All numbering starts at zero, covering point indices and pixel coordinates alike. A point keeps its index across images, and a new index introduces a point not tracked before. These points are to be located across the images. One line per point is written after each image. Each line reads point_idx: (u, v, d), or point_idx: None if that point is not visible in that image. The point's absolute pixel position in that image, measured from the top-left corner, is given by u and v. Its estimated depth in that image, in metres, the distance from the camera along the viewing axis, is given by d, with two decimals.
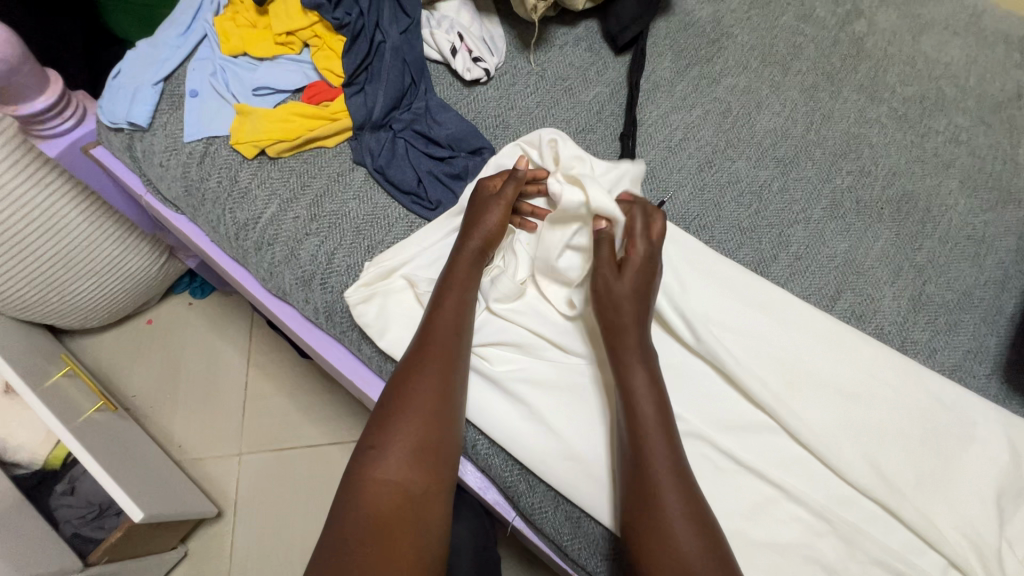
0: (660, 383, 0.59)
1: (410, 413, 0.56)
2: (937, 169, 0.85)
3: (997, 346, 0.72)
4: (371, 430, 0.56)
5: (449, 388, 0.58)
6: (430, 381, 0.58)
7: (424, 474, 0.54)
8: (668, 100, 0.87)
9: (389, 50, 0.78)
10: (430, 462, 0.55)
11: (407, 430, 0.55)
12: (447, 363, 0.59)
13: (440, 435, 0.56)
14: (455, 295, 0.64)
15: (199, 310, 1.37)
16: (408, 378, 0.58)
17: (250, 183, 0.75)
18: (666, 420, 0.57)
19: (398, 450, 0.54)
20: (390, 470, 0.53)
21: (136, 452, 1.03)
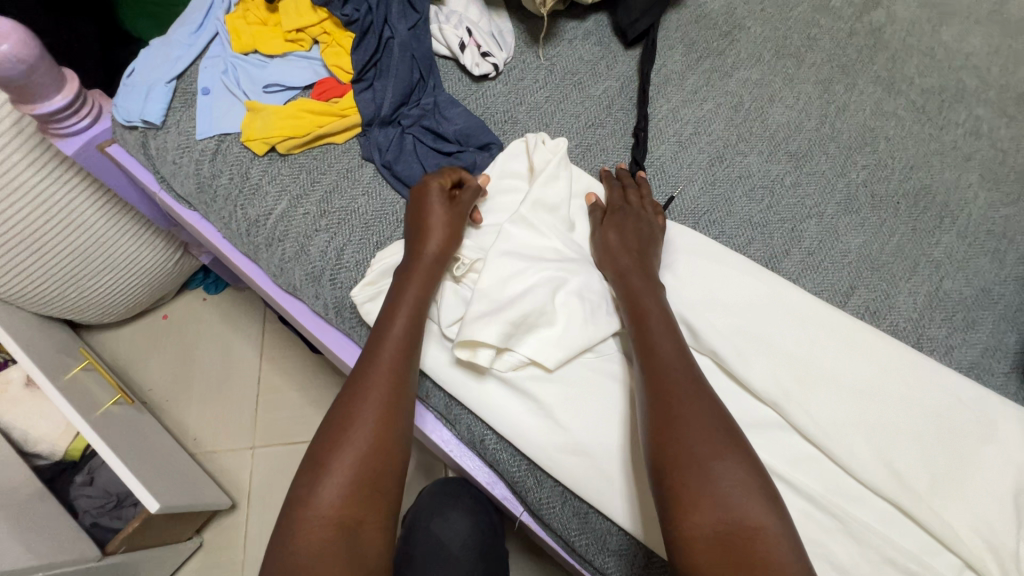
0: (679, 338, 0.60)
1: (347, 440, 0.55)
2: (956, 162, 0.83)
3: (1017, 343, 0.71)
4: (308, 463, 0.55)
5: (389, 411, 0.57)
6: (369, 405, 0.56)
7: (360, 503, 0.53)
8: (679, 93, 0.86)
9: (397, 46, 0.78)
10: (367, 491, 0.53)
11: (344, 459, 0.54)
12: (388, 385, 0.58)
13: (377, 462, 0.55)
14: (409, 304, 0.62)
15: (213, 305, 1.39)
16: (349, 403, 0.57)
17: (261, 180, 0.75)
18: (677, 340, 0.60)
19: (336, 481, 0.53)
20: (324, 501, 0.52)
21: (153, 445, 1.06)
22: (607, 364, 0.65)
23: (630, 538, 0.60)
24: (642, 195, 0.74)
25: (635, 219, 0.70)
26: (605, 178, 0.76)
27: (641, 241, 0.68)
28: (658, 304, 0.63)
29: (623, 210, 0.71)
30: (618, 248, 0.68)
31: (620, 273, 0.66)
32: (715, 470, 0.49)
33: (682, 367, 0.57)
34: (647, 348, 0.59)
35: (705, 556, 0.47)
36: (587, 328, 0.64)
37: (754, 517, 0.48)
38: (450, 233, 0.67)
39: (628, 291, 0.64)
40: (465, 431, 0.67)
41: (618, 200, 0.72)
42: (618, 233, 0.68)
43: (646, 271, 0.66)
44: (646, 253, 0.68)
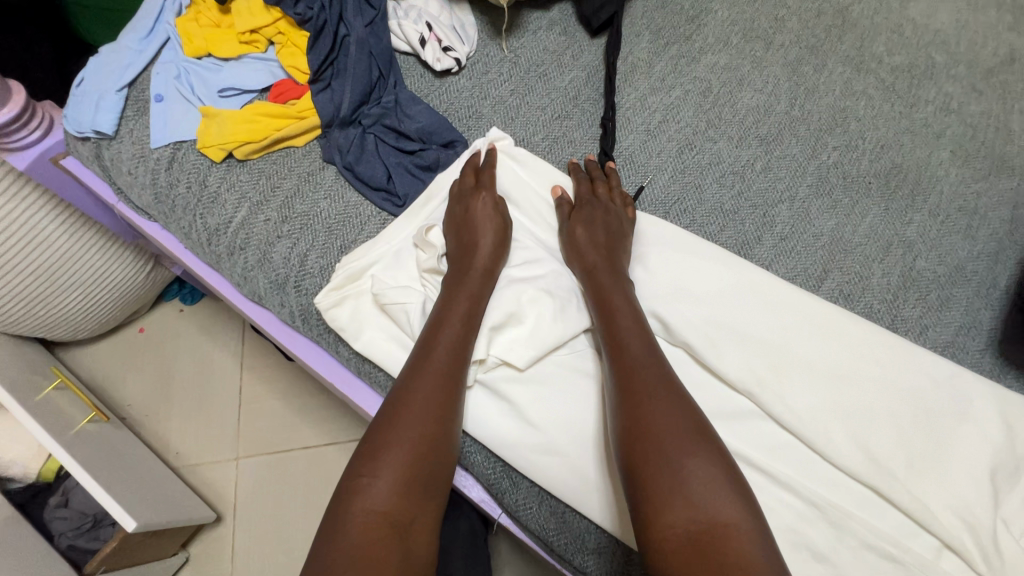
0: (649, 334, 0.59)
1: (402, 437, 0.52)
2: (927, 140, 0.82)
3: (991, 320, 0.70)
4: (360, 459, 0.52)
5: (445, 413, 0.55)
6: (427, 404, 0.54)
7: (414, 506, 0.50)
8: (646, 81, 0.84)
9: (354, 44, 0.76)
10: (422, 493, 0.51)
11: (401, 455, 0.51)
12: (446, 387, 0.56)
13: (433, 464, 0.52)
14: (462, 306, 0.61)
15: (189, 316, 1.36)
16: (403, 399, 0.54)
17: (219, 188, 0.73)
18: (650, 338, 0.59)
19: (391, 478, 0.50)
20: (379, 497, 0.49)
21: (131, 463, 1.04)
22: (578, 360, 0.64)
23: (610, 536, 0.60)
24: (610, 187, 0.72)
25: (604, 211, 0.68)
26: (572, 170, 0.74)
27: (609, 232, 0.67)
28: (626, 298, 0.62)
29: (590, 201, 0.70)
30: (586, 240, 0.66)
31: (590, 269, 0.65)
32: (684, 464, 0.49)
33: (653, 364, 0.56)
34: (616, 345, 0.58)
35: (676, 559, 0.45)
36: (556, 325, 0.63)
37: (726, 513, 0.47)
38: (500, 238, 0.66)
39: (596, 288, 0.63)
40: None
41: (586, 193, 0.71)
42: (585, 225, 0.67)
43: (618, 277, 0.64)
44: (614, 243, 0.67)
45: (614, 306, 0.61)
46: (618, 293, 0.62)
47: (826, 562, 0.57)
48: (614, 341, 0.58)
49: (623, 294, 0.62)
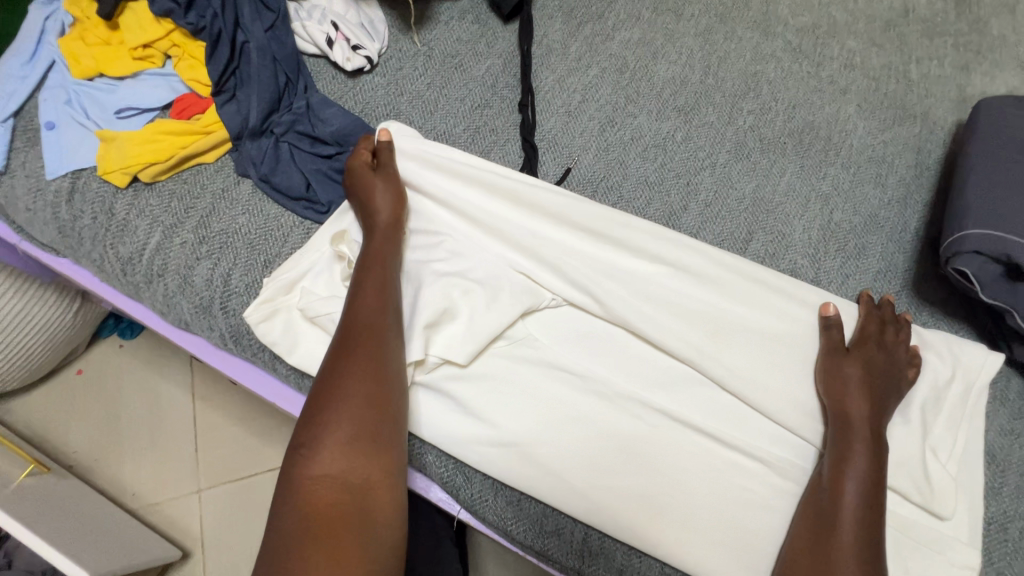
0: (879, 439, 0.58)
1: (338, 404, 0.51)
2: (834, 96, 0.86)
3: (906, 262, 0.74)
4: (302, 430, 0.51)
5: (380, 372, 0.54)
6: (360, 366, 0.53)
7: (365, 465, 0.50)
8: (563, 63, 0.84)
9: (255, 50, 0.72)
10: (371, 451, 0.50)
11: (341, 420, 0.51)
12: (373, 344, 0.55)
13: (378, 422, 0.52)
14: (376, 272, 0.60)
15: (130, 351, 1.30)
16: (333, 366, 0.54)
17: (129, 215, 0.69)
18: (876, 502, 0.55)
19: (333, 442, 0.50)
20: (325, 463, 0.49)
21: (79, 514, 0.99)
22: (515, 349, 0.65)
23: (566, 517, 0.60)
24: (901, 336, 0.65)
25: (888, 358, 0.63)
26: (864, 303, 0.66)
27: (885, 391, 0.61)
28: (874, 461, 0.57)
29: (881, 351, 0.63)
30: (856, 389, 0.60)
31: (844, 422, 0.59)
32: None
33: (863, 535, 0.53)
34: (834, 506, 0.55)
35: None
36: (492, 314, 0.63)
37: None
38: (397, 198, 0.66)
39: (841, 438, 0.58)
40: None
41: (874, 333, 0.64)
42: (865, 373, 0.61)
43: (879, 452, 0.57)
44: (887, 401, 0.61)
45: (852, 399, 0.60)
46: (859, 391, 0.60)
47: (774, 512, 0.59)
48: (840, 431, 0.59)
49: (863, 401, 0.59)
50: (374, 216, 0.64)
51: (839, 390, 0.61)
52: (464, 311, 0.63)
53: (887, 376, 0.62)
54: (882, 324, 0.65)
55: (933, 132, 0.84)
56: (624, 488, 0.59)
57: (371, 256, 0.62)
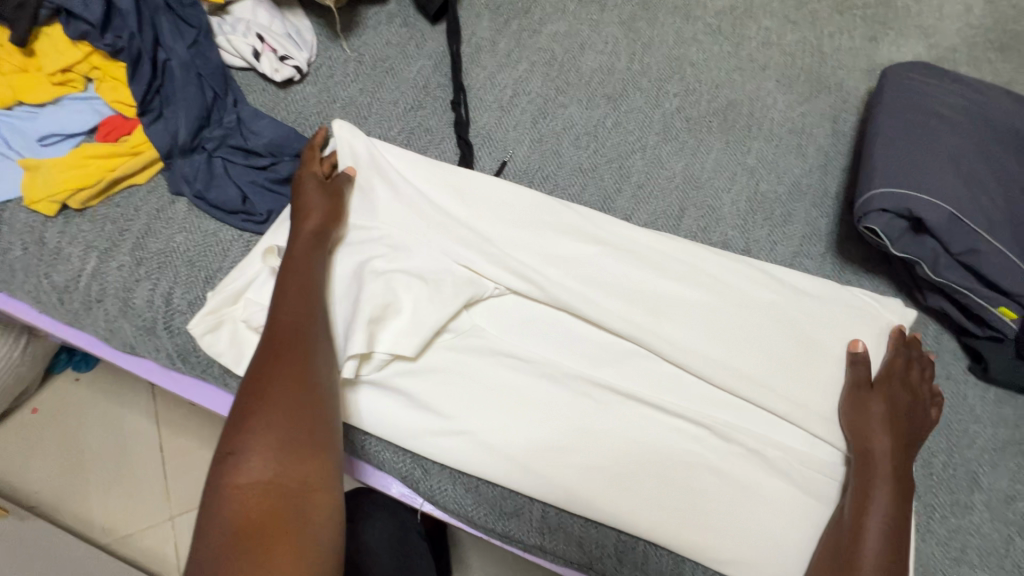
0: (907, 480, 0.60)
1: (265, 411, 0.51)
2: (754, 73, 0.90)
3: (828, 225, 0.78)
4: (228, 440, 0.51)
5: (307, 377, 0.55)
6: (286, 372, 0.54)
7: (299, 467, 0.50)
8: (492, 60, 0.86)
9: (178, 68, 0.72)
10: (304, 453, 0.51)
11: (269, 426, 0.51)
12: (299, 348, 0.56)
13: (309, 425, 0.52)
14: (302, 280, 0.61)
15: (88, 384, 1.27)
16: (257, 374, 0.54)
17: (61, 242, 0.68)
18: (901, 537, 0.57)
19: (261, 447, 0.50)
20: (253, 469, 0.49)
21: (43, 556, 0.96)
22: (461, 339, 0.67)
23: (523, 497, 0.62)
24: (926, 376, 0.67)
25: (912, 397, 0.65)
26: (894, 337, 0.69)
27: (910, 429, 0.63)
28: (898, 493, 0.59)
29: (906, 388, 0.65)
30: (882, 424, 0.62)
31: (866, 457, 0.61)
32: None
33: (892, 571, 0.55)
34: (856, 539, 0.57)
35: None
36: (435, 307, 0.65)
37: None
38: (328, 206, 0.67)
39: (864, 470, 0.60)
40: (346, 441, 0.65)
41: (900, 368, 0.66)
42: (890, 408, 0.63)
43: (903, 490, 0.59)
44: (912, 440, 0.62)
45: (876, 436, 0.62)
46: (884, 429, 0.62)
47: (719, 471, 0.62)
48: (863, 464, 0.61)
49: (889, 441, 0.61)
50: (301, 223, 0.65)
51: (863, 424, 0.63)
52: (408, 306, 0.65)
53: (914, 416, 0.64)
54: (909, 360, 0.67)
55: (847, 102, 0.88)
56: (576, 464, 0.61)
57: (295, 265, 0.62)
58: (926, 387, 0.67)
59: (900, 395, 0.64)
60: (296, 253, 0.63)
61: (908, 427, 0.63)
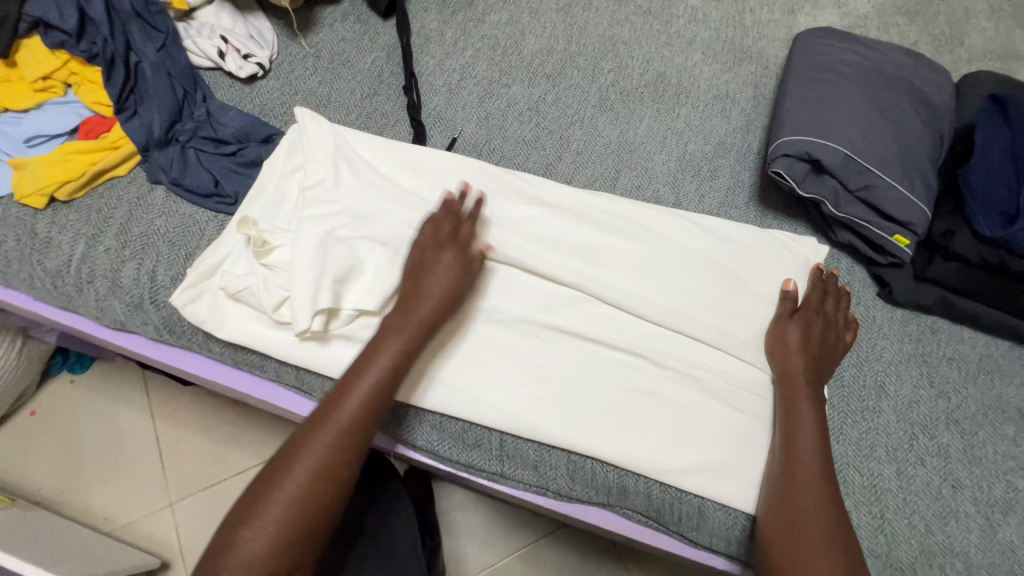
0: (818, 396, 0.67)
1: (296, 477, 0.58)
2: (682, 47, 0.98)
3: (751, 177, 0.87)
4: (253, 500, 0.57)
5: (346, 459, 0.60)
6: (329, 448, 0.59)
7: (299, 548, 0.56)
8: (441, 48, 0.94)
9: (149, 69, 0.79)
10: (308, 533, 0.57)
11: (290, 501, 0.56)
12: (355, 424, 0.61)
13: (321, 506, 0.58)
14: (393, 347, 0.65)
15: (83, 384, 1.33)
16: (307, 440, 0.60)
17: (51, 232, 0.75)
18: (824, 442, 0.64)
19: (276, 520, 0.56)
20: (263, 542, 0.55)
21: (49, 538, 1.02)
22: None
23: (482, 429, 0.70)
24: (840, 305, 0.74)
25: (825, 323, 0.72)
26: (813, 274, 0.75)
27: (822, 351, 0.70)
28: (814, 408, 0.66)
29: (820, 317, 0.72)
30: (797, 349, 0.69)
31: (787, 379, 0.69)
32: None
33: (824, 472, 0.62)
34: (789, 454, 0.64)
35: None
36: (394, 267, 0.71)
37: None
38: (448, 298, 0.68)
39: (788, 398, 0.67)
40: (321, 393, 0.73)
41: (815, 300, 0.73)
42: (803, 336, 0.70)
43: (817, 403, 0.67)
44: (822, 362, 0.70)
45: (791, 361, 0.69)
46: (796, 352, 0.69)
47: (656, 395, 0.70)
48: (784, 386, 0.68)
49: (802, 361, 0.69)
50: (418, 300, 0.67)
51: (777, 354, 0.71)
52: (370, 269, 0.71)
53: (826, 342, 0.71)
54: (823, 293, 0.75)
55: (766, 68, 0.97)
56: (528, 395, 0.69)
57: (398, 329, 0.65)
58: (841, 314, 0.74)
59: (814, 321, 0.71)
60: (394, 323, 0.66)
61: (823, 351, 0.70)
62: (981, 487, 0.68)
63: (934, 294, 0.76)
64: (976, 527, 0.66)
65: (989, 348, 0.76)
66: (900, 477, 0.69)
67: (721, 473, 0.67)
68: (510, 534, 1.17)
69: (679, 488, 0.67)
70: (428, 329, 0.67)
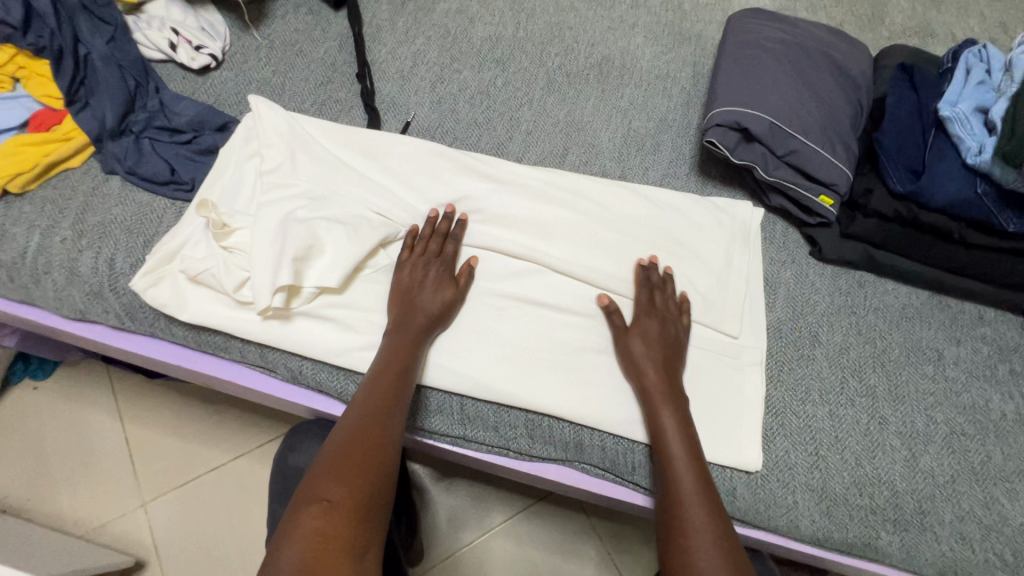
0: (680, 404, 0.67)
1: (348, 466, 0.58)
2: (624, 31, 1.03)
3: (691, 151, 0.92)
4: (307, 494, 0.56)
5: (386, 449, 0.62)
6: (364, 437, 0.61)
7: (363, 539, 0.55)
8: (392, 37, 0.97)
9: (99, 60, 0.80)
10: (369, 524, 0.56)
11: (341, 487, 0.56)
12: (384, 417, 0.63)
13: (377, 497, 0.58)
14: (401, 345, 0.69)
15: (47, 390, 1.31)
16: (346, 435, 0.61)
17: (5, 224, 0.75)
18: (691, 440, 0.65)
19: (333, 504, 0.55)
20: (325, 524, 0.53)
21: (19, 540, 1.01)
22: (379, 271, 0.76)
23: (444, 395, 0.73)
24: (667, 295, 0.75)
25: (660, 325, 0.72)
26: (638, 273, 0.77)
27: (666, 353, 0.70)
28: (675, 418, 0.66)
29: (658, 321, 0.72)
30: (644, 360, 0.69)
31: (645, 394, 0.68)
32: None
33: (695, 471, 0.62)
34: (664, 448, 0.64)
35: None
36: (352, 244, 0.73)
37: None
38: (444, 305, 0.72)
39: (650, 407, 0.67)
40: (286, 369, 0.75)
41: (646, 303, 0.74)
42: (644, 342, 0.70)
43: (677, 404, 0.67)
44: (674, 369, 0.70)
45: (643, 365, 0.69)
46: (648, 360, 0.69)
47: (607, 353, 0.74)
48: (643, 393, 0.68)
49: (654, 375, 0.68)
50: (417, 309, 0.71)
51: (630, 360, 0.70)
52: (329, 246, 0.73)
53: (670, 349, 0.71)
54: (651, 290, 0.75)
55: (704, 49, 1.03)
56: (486, 359, 0.73)
57: (404, 329, 0.70)
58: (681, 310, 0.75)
59: (654, 326, 0.72)
60: (400, 324, 0.70)
61: (668, 362, 0.70)
62: (905, 422, 0.74)
63: (858, 249, 0.82)
64: (900, 458, 0.72)
65: (910, 297, 0.82)
66: (832, 417, 0.74)
67: None
68: (486, 512, 1.20)
69: (631, 439, 0.71)
70: (429, 330, 0.71)
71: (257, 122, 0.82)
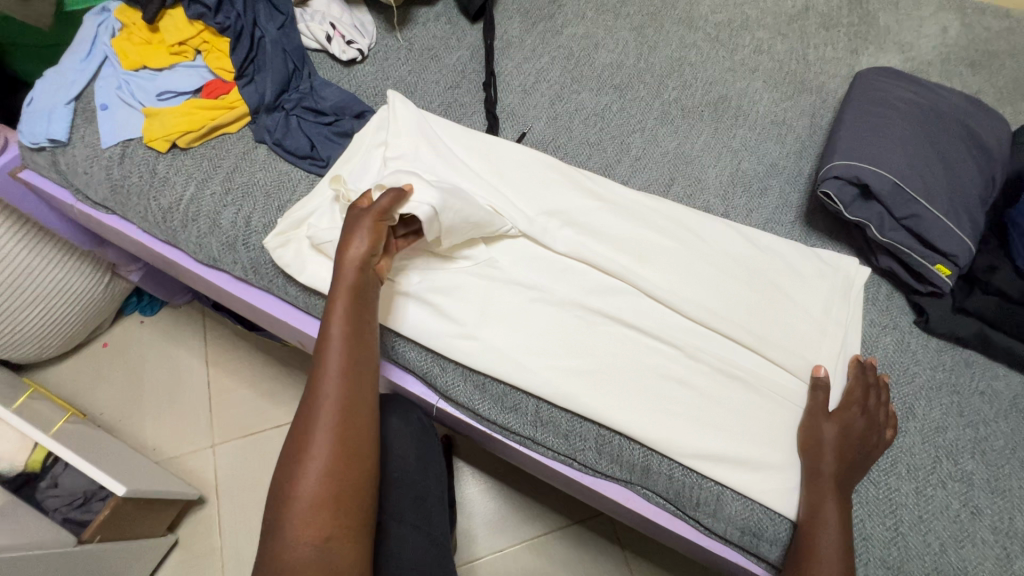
0: (846, 497, 0.66)
1: (308, 457, 0.59)
2: (745, 74, 1.04)
3: (798, 200, 0.91)
4: (277, 496, 0.59)
5: (347, 422, 0.61)
6: (318, 417, 0.61)
7: (338, 523, 0.58)
8: (520, 53, 1.03)
9: (269, 43, 0.91)
10: (344, 508, 0.58)
11: (304, 482, 0.58)
12: (338, 391, 0.62)
13: (351, 482, 0.59)
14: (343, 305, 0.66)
15: (150, 325, 1.45)
16: (306, 421, 0.61)
17: (168, 173, 0.86)
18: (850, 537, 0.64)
19: (300, 503, 0.57)
20: (299, 525, 0.56)
21: (112, 452, 1.12)
22: (479, 268, 0.81)
23: (521, 394, 0.76)
24: (881, 400, 0.72)
25: (866, 423, 0.69)
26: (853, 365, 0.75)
27: (859, 454, 0.68)
28: (840, 511, 0.65)
29: (862, 416, 0.70)
30: (831, 449, 0.68)
31: (815, 477, 0.67)
32: None
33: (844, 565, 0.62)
34: (813, 529, 0.64)
35: None
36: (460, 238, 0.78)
37: None
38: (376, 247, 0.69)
39: (814, 490, 0.67)
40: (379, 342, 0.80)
41: (857, 396, 0.71)
42: (840, 435, 0.68)
43: (845, 499, 0.66)
44: (858, 465, 0.68)
45: (824, 452, 0.68)
46: (829, 447, 0.68)
47: (687, 384, 0.74)
48: (812, 473, 0.68)
49: (835, 464, 0.67)
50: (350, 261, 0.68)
51: (813, 443, 0.69)
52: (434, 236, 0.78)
53: (867, 449, 0.69)
54: (866, 388, 0.73)
55: (825, 100, 1.02)
56: (566, 368, 0.75)
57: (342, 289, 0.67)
58: (884, 415, 0.72)
59: (856, 422, 0.69)
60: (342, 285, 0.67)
61: (856, 460, 0.68)
62: (1002, 518, 0.69)
63: (971, 326, 0.78)
64: (992, 555, 0.67)
65: None
66: (918, 495, 0.70)
67: (742, 465, 0.70)
68: (522, 523, 1.20)
69: (700, 474, 0.71)
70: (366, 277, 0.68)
71: (390, 113, 0.89)
